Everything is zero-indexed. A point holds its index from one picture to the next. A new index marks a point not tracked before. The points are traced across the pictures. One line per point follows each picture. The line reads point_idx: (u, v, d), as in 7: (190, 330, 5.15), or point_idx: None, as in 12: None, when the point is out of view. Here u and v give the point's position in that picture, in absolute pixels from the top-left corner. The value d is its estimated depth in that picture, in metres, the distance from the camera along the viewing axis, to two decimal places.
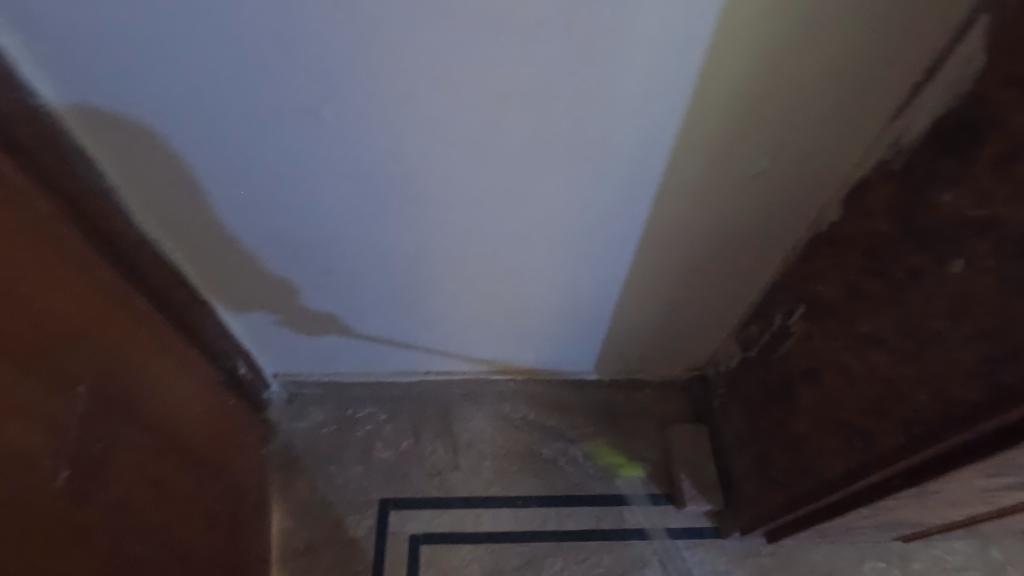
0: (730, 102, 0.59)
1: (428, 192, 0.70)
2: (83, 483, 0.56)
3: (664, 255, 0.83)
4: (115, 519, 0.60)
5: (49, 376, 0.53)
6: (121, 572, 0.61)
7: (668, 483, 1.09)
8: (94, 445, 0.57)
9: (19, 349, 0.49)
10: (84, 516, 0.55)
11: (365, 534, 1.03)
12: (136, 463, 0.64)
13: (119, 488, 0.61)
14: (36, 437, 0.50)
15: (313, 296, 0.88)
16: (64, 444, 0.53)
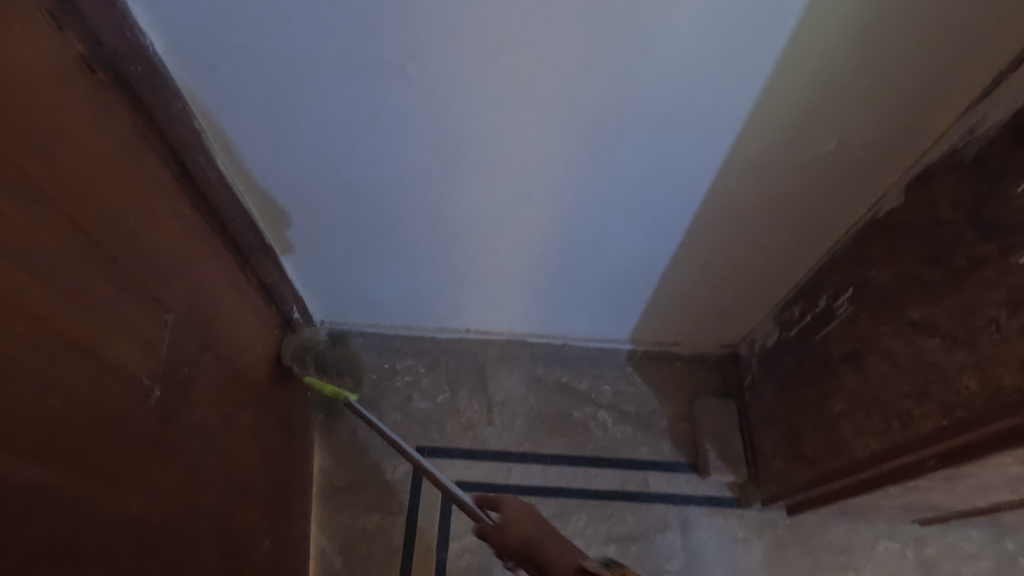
0: (810, 81, 0.59)
1: (495, 153, 0.71)
2: (172, 403, 0.61)
3: (717, 230, 0.84)
4: (196, 439, 0.66)
5: (148, 302, 0.57)
6: (200, 487, 0.66)
7: (692, 453, 1.13)
8: (180, 369, 0.62)
9: (126, 276, 0.53)
10: (173, 432, 0.60)
11: (402, 478, 1.08)
12: (212, 390, 0.69)
13: (200, 411, 0.66)
14: (139, 357, 0.55)
15: (369, 250, 0.91)
16: (159, 366, 0.58)
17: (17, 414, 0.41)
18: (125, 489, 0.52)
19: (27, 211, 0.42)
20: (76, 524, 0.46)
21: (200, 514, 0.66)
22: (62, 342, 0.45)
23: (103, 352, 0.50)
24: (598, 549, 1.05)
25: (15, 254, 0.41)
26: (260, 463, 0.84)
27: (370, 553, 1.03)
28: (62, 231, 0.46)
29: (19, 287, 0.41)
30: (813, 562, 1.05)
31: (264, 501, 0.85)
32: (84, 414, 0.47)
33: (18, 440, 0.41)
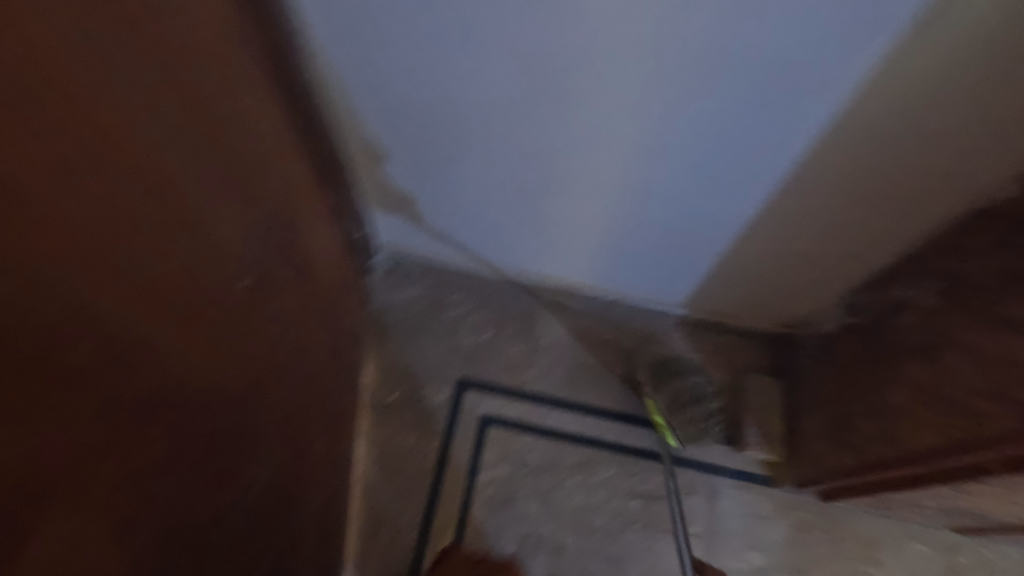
0: (947, 54, 0.54)
1: (580, 95, 0.68)
2: (257, 292, 0.64)
3: (803, 200, 0.81)
4: (276, 332, 0.69)
5: (241, 195, 0.59)
6: (280, 376, 0.70)
7: (730, 425, 1.13)
8: (265, 263, 0.64)
9: (227, 166, 0.55)
10: (255, 321, 0.64)
11: (441, 405, 1.12)
12: (290, 288, 0.72)
13: (279, 306, 0.69)
14: (230, 245, 0.57)
15: (440, 178, 0.91)
16: (245, 259, 0.60)
17: (132, 282, 0.43)
18: (212, 368, 0.55)
19: (149, 82, 0.43)
20: (172, 392, 0.49)
21: (276, 403, 0.69)
22: (165, 219, 0.47)
23: (200, 233, 0.51)
24: (621, 501, 1.07)
25: (138, 126, 0.42)
26: (325, 365, 0.87)
27: (404, 469, 1.07)
28: (183, 111, 0.47)
29: (140, 159, 0.42)
30: (835, 549, 1.05)
31: (328, 401, 0.88)
32: (181, 290, 0.49)
33: (142, 297, 0.44)
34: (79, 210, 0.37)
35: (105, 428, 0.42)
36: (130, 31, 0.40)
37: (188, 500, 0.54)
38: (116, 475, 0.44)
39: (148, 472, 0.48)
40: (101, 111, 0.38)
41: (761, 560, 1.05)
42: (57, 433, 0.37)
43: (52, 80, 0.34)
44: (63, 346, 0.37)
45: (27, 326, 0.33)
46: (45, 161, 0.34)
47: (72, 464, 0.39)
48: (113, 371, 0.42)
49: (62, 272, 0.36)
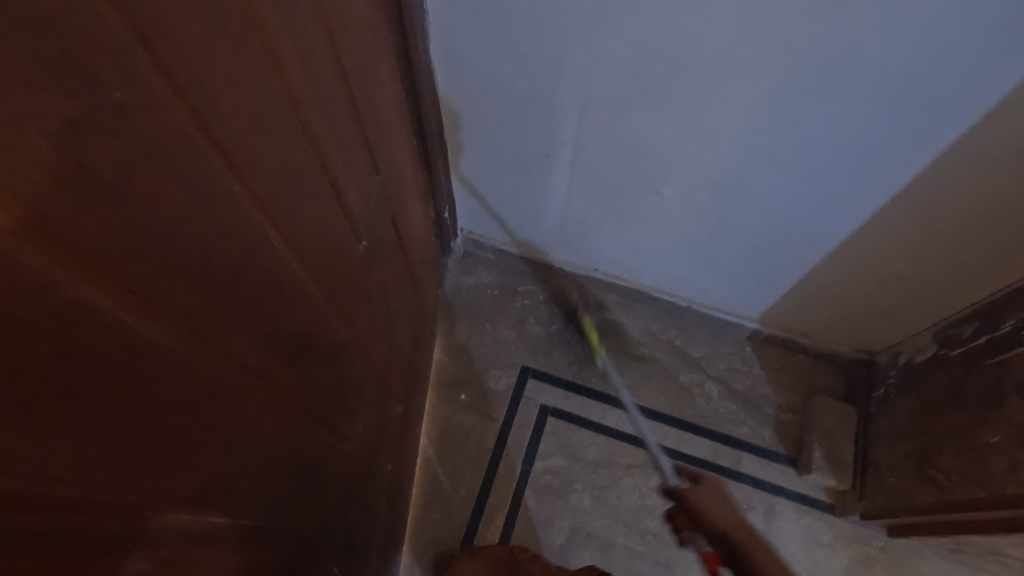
0: None
1: (697, 90, 0.68)
2: (380, 259, 0.67)
3: (909, 222, 0.78)
4: (386, 299, 0.73)
5: (376, 163, 0.62)
6: (385, 344, 0.74)
7: (796, 448, 1.10)
8: (382, 233, 0.68)
9: (369, 134, 0.58)
10: (377, 286, 0.67)
11: (504, 390, 1.14)
12: (393, 260, 0.75)
13: (387, 276, 0.72)
14: (370, 209, 0.60)
15: (532, 168, 0.93)
16: (377, 224, 0.64)
17: (311, 249, 0.46)
18: (345, 335, 0.58)
19: (331, 61, 0.45)
20: (321, 351, 0.53)
21: (378, 368, 0.73)
22: (331, 190, 0.50)
23: (349, 204, 0.54)
24: (675, 508, 1.07)
25: (322, 102, 0.45)
26: (409, 338, 0.90)
27: (464, 448, 1.10)
28: (348, 80, 0.50)
29: (321, 134, 0.45)
30: None
31: (408, 373, 0.91)
32: (341, 250, 0.53)
33: (316, 251, 0.47)
34: (270, 148, 0.38)
35: (280, 379, 0.46)
36: (323, 10, 0.42)
37: (320, 453, 0.58)
38: (281, 422, 0.48)
39: (301, 424, 0.52)
40: (301, 88, 0.41)
41: None
42: (250, 380, 0.41)
43: (272, 60, 0.37)
44: (261, 304, 0.40)
45: (240, 282, 0.37)
46: (263, 134, 0.37)
47: (256, 409, 0.43)
48: (291, 328, 0.45)
49: (259, 232, 0.38)
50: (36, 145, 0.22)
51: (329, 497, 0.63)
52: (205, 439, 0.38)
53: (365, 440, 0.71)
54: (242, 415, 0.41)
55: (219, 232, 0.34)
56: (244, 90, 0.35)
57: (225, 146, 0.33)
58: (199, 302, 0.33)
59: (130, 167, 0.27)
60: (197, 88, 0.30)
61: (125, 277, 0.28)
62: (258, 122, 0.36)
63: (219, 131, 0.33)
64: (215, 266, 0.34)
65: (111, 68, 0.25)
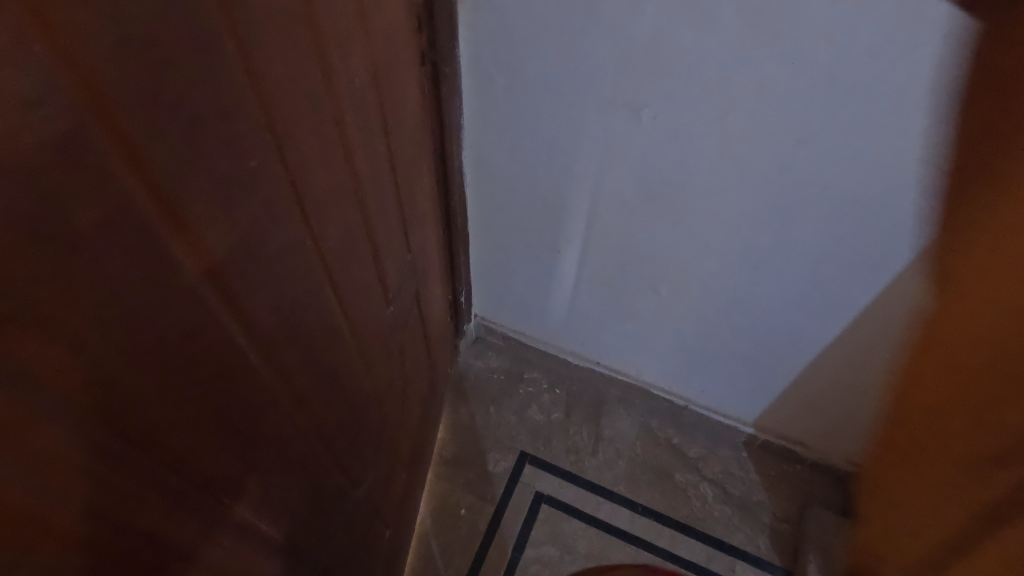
0: None
1: (689, 201, 0.80)
2: (401, 324, 0.75)
3: (884, 333, 0.86)
4: (403, 366, 0.80)
5: (407, 241, 0.72)
6: (397, 408, 0.80)
7: (791, 559, 1.08)
8: (406, 302, 0.76)
9: (405, 218, 0.69)
10: (397, 350, 0.74)
11: (502, 473, 1.16)
12: (414, 331, 0.84)
13: (407, 344, 0.80)
14: (398, 281, 0.70)
15: (542, 261, 1.03)
16: (402, 294, 0.73)
17: (353, 303, 0.55)
18: (370, 386, 0.65)
19: (384, 156, 0.57)
20: (350, 399, 0.59)
21: (390, 431, 0.78)
22: (374, 260, 0.60)
23: (384, 272, 0.63)
24: None
25: (374, 188, 0.56)
26: (419, 406, 0.95)
27: (457, 528, 1.10)
28: (391, 174, 0.61)
29: (372, 212, 0.56)
30: None
31: (415, 439, 0.95)
32: (372, 311, 0.61)
33: (356, 305, 0.56)
34: (341, 215, 0.48)
35: (314, 418, 0.51)
36: (382, 115, 0.55)
37: (334, 498, 0.62)
38: (308, 459, 0.53)
39: (323, 464, 0.57)
40: (364, 174, 0.52)
41: None
42: (290, 413, 0.47)
43: (350, 152, 0.48)
44: (313, 344, 0.47)
45: (303, 323, 0.45)
46: (336, 205, 0.47)
47: (290, 442, 0.48)
48: (330, 371, 0.52)
49: (320, 278, 0.46)
50: (205, 191, 0.31)
51: (335, 547, 0.66)
52: (249, 459, 0.43)
53: (372, 498, 0.75)
54: (281, 443, 0.47)
55: (297, 278, 0.42)
56: (331, 170, 0.45)
57: (312, 213, 0.43)
58: (276, 332, 0.41)
59: (255, 206, 0.35)
60: (306, 167, 0.40)
61: (233, 301, 0.36)
62: (335, 197, 0.46)
63: (311, 199, 0.42)
64: (290, 305, 0.42)
65: (260, 137, 0.34)
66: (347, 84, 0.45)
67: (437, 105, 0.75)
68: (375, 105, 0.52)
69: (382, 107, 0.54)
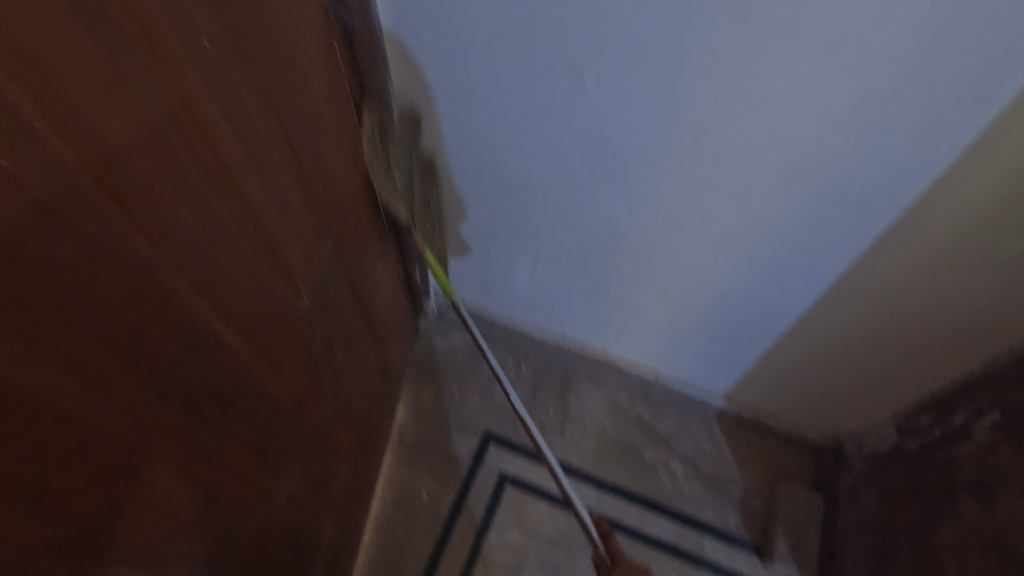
0: (1000, 174, 0.58)
1: (643, 173, 0.73)
2: (326, 316, 0.68)
3: (858, 307, 0.81)
4: (336, 359, 0.73)
5: (325, 227, 0.64)
6: (331, 404, 0.74)
7: (761, 535, 1.06)
8: (330, 291, 0.68)
9: (321, 202, 0.62)
10: (322, 344, 0.68)
11: (465, 456, 1.12)
12: (350, 319, 0.77)
13: (340, 334, 0.74)
14: (314, 272, 0.62)
15: (499, 237, 0.96)
16: (324, 284, 0.65)
17: (235, 306, 0.48)
18: (283, 389, 0.59)
19: (271, 134, 0.49)
20: (251, 408, 0.53)
21: (324, 427, 0.73)
22: (272, 254, 0.52)
23: (288, 264, 0.56)
24: None
25: (257, 174, 0.48)
26: (366, 398, 0.90)
27: (417, 515, 1.07)
28: (288, 154, 0.52)
29: (254, 201, 0.48)
30: None
31: (362, 431, 0.91)
32: (273, 313, 0.54)
33: (241, 311, 0.48)
34: (194, 210, 0.40)
35: (189, 441, 0.45)
36: (264, 88, 0.46)
37: (244, 514, 0.56)
38: (192, 486, 0.47)
39: (222, 482, 0.51)
40: (234, 158, 0.44)
41: None
42: (100, 475, 0.37)
43: (201, 133, 0.40)
44: (154, 368, 0.39)
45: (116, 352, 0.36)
46: (179, 198, 0.39)
47: (114, 507, 0.39)
48: (206, 386, 0.45)
49: (168, 286, 0.39)
50: None
51: (254, 560, 0.61)
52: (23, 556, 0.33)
53: (300, 502, 0.70)
54: (129, 486, 0.39)
55: (99, 298, 0.33)
56: (160, 155, 0.36)
57: (104, 221, 0.33)
58: (99, 362, 0.34)
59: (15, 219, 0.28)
60: (116, 160, 0.33)
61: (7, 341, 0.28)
62: (170, 187, 0.38)
63: (90, 210, 0.32)
64: (111, 327, 0.35)
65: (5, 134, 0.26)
66: (185, 52, 0.37)
67: (359, 73, 0.65)
68: (248, 78, 0.44)
69: (262, 77, 0.46)
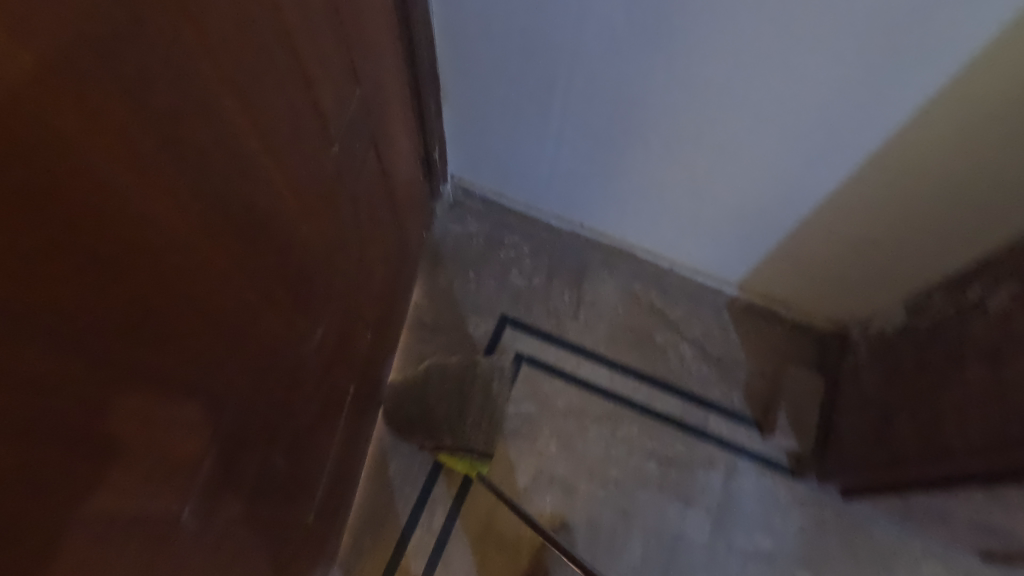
0: None
1: (685, 29, 0.68)
2: (350, 170, 0.66)
3: (889, 182, 0.79)
4: (357, 220, 0.72)
5: (352, 72, 0.60)
6: (353, 265, 0.74)
7: (762, 412, 1.11)
8: (355, 148, 0.66)
9: (351, 45, 0.58)
10: (344, 198, 0.66)
11: (481, 335, 1.15)
12: (373, 183, 0.75)
13: (363, 196, 0.73)
14: (339, 121, 0.59)
15: (524, 111, 0.92)
16: (348, 136, 0.63)
17: (271, 131, 0.47)
18: (311, 234, 0.59)
19: None
20: (282, 241, 0.53)
21: (347, 286, 0.74)
22: (303, 89, 0.50)
23: (318, 104, 0.53)
24: (639, 461, 1.06)
25: None
26: (385, 270, 0.90)
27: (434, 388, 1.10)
28: None
29: (290, 20, 0.45)
30: (850, 554, 1.01)
31: (383, 303, 0.92)
32: (302, 151, 0.53)
33: (274, 140, 0.48)
34: (233, 19, 0.38)
35: (237, 273, 0.47)
36: None
37: (280, 351, 0.58)
38: (243, 310, 0.49)
39: (257, 313, 0.51)
40: None
41: (769, 544, 1.01)
42: (175, 294, 0.39)
43: None
44: (214, 196, 0.41)
45: (129, 144, 0.32)
46: None
47: (193, 327, 0.42)
48: (249, 213, 0.47)
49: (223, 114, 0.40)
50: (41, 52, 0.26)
51: (287, 402, 0.64)
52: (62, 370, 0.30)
53: (326, 355, 0.72)
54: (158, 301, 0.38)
55: (156, 117, 0.34)
56: None
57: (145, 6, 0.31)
58: (172, 168, 0.36)
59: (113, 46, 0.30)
60: None
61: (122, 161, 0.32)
62: None
63: None
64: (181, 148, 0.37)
65: None
66: None
67: None
68: None
69: None
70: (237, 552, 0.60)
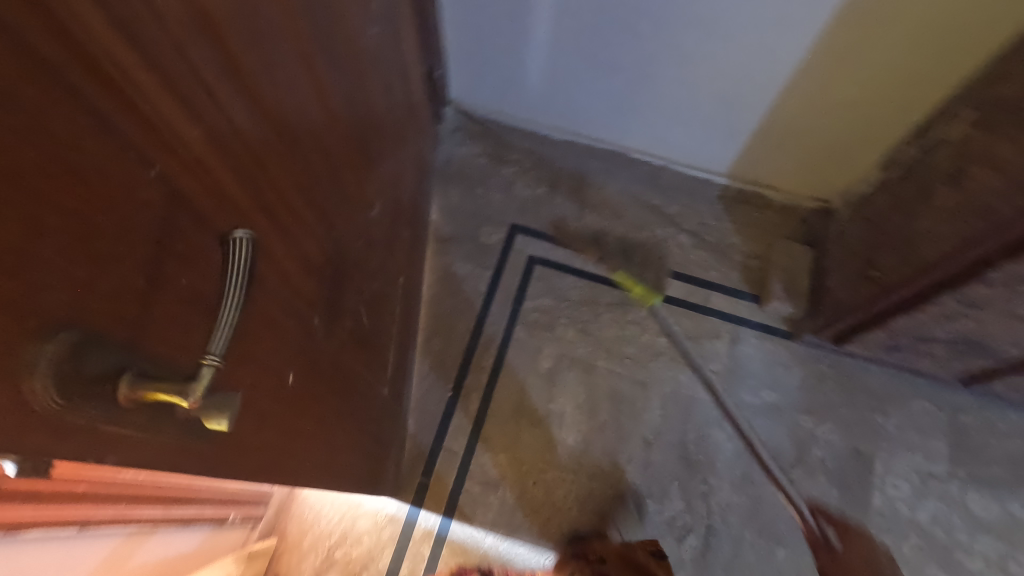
0: None
1: None
2: (384, 54, 0.73)
3: (853, 41, 0.87)
4: (391, 110, 0.80)
5: None
6: (392, 151, 0.82)
7: (758, 287, 1.20)
8: (384, 35, 0.73)
9: None
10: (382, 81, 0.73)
11: (496, 243, 1.23)
12: (397, 79, 0.83)
13: (393, 90, 0.80)
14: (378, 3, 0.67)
15: (520, 17, 0.99)
16: (382, 20, 0.70)
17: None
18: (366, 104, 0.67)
19: None
20: (349, 102, 0.61)
21: (390, 170, 0.82)
22: None
23: None
24: (650, 337, 1.16)
25: None
26: (413, 173, 0.98)
27: (457, 294, 1.19)
28: None
29: None
30: (848, 398, 1.11)
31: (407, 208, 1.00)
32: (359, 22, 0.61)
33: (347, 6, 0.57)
34: None
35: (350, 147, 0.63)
36: None
37: (353, 210, 0.66)
38: (345, 163, 0.62)
39: (342, 161, 0.61)
40: None
41: (774, 398, 1.12)
42: (325, 149, 0.56)
43: None
44: (334, 73, 0.56)
45: (307, 44, 0.49)
46: None
47: (331, 177, 0.58)
48: (342, 78, 0.58)
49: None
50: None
51: (366, 259, 0.74)
52: (268, 169, 0.45)
53: (384, 229, 0.81)
54: (291, 111, 0.48)
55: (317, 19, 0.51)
56: None
57: None
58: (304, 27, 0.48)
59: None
60: None
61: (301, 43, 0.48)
62: None
63: None
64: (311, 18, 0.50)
65: None
66: None
67: None
68: None
69: None
70: (340, 389, 0.70)
